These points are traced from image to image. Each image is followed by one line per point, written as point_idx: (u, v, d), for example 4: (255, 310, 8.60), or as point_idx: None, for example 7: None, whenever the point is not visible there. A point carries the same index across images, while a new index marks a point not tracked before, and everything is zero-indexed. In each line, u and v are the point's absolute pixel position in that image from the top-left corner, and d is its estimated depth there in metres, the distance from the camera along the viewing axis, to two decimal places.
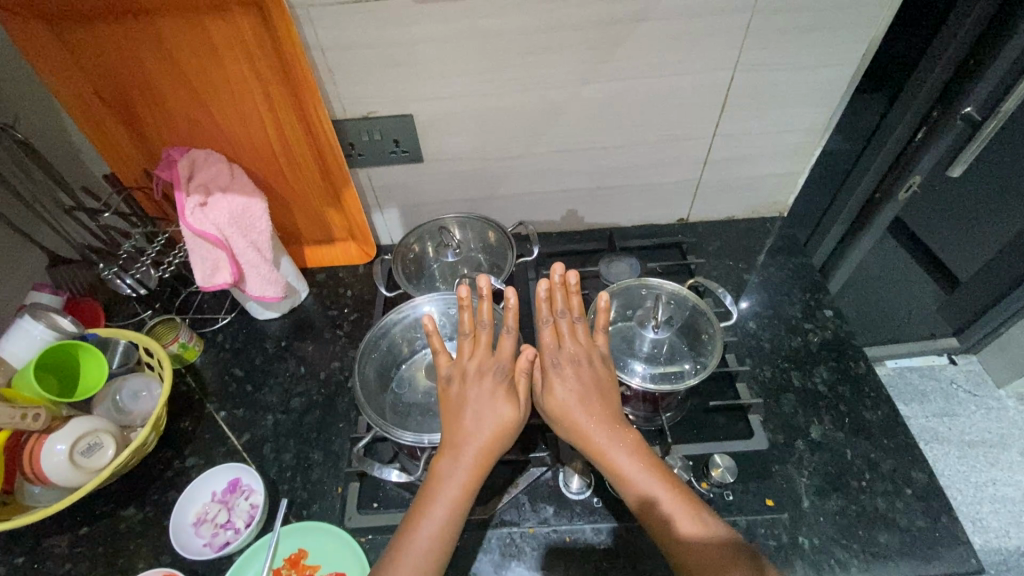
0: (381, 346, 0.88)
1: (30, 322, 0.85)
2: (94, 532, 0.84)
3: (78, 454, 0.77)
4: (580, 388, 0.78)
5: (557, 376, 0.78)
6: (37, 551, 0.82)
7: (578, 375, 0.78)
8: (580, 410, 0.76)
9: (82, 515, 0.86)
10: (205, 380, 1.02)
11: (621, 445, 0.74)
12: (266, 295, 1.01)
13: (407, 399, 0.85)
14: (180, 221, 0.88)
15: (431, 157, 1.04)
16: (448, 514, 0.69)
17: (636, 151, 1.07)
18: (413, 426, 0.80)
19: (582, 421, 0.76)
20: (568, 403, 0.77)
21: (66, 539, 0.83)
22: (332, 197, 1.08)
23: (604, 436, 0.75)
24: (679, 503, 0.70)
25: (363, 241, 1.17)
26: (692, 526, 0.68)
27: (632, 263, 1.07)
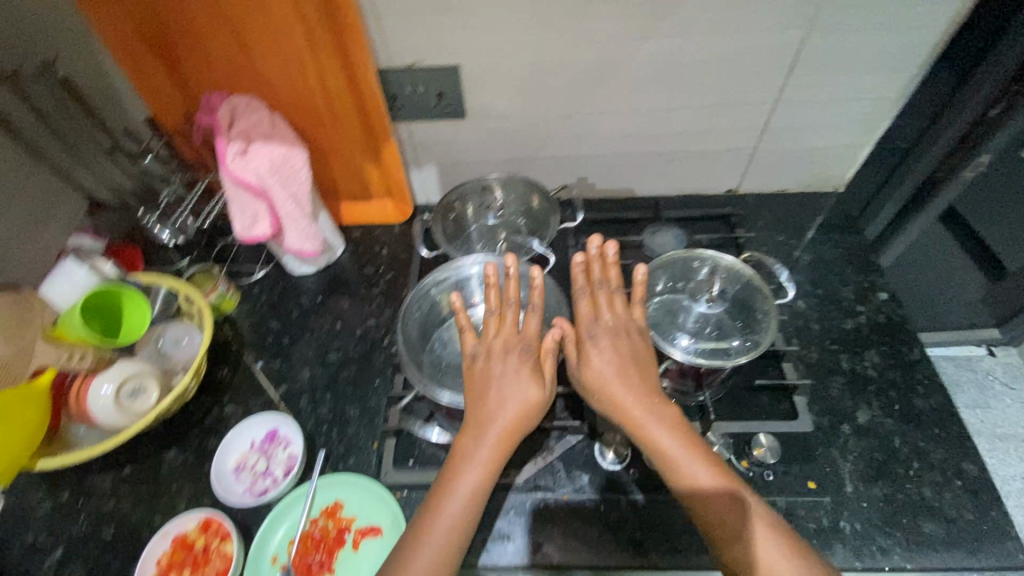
0: (421, 305, 0.87)
1: (74, 264, 0.85)
2: (137, 472, 0.86)
3: (123, 396, 0.78)
4: (618, 359, 0.75)
5: (591, 351, 0.75)
6: (84, 487, 0.85)
7: (611, 350, 0.75)
8: (615, 382, 0.73)
9: (125, 455, 0.88)
10: (242, 331, 1.02)
11: (657, 416, 0.71)
12: (304, 250, 1.00)
13: (447, 359, 0.84)
14: (222, 168, 0.87)
15: (475, 113, 1.00)
16: (475, 489, 0.67)
17: (690, 115, 1.01)
18: (451, 385, 0.79)
19: (619, 392, 0.72)
20: (603, 373, 0.74)
21: (110, 478, 0.86)
22: (372, 151, 1.05)
23: (639, 406, 0.71)
24: (718, 476, 0.66)
25: (400, 198, 1.14)
26: (730, 501, 0.64)
27: (677, 234, 1.04)
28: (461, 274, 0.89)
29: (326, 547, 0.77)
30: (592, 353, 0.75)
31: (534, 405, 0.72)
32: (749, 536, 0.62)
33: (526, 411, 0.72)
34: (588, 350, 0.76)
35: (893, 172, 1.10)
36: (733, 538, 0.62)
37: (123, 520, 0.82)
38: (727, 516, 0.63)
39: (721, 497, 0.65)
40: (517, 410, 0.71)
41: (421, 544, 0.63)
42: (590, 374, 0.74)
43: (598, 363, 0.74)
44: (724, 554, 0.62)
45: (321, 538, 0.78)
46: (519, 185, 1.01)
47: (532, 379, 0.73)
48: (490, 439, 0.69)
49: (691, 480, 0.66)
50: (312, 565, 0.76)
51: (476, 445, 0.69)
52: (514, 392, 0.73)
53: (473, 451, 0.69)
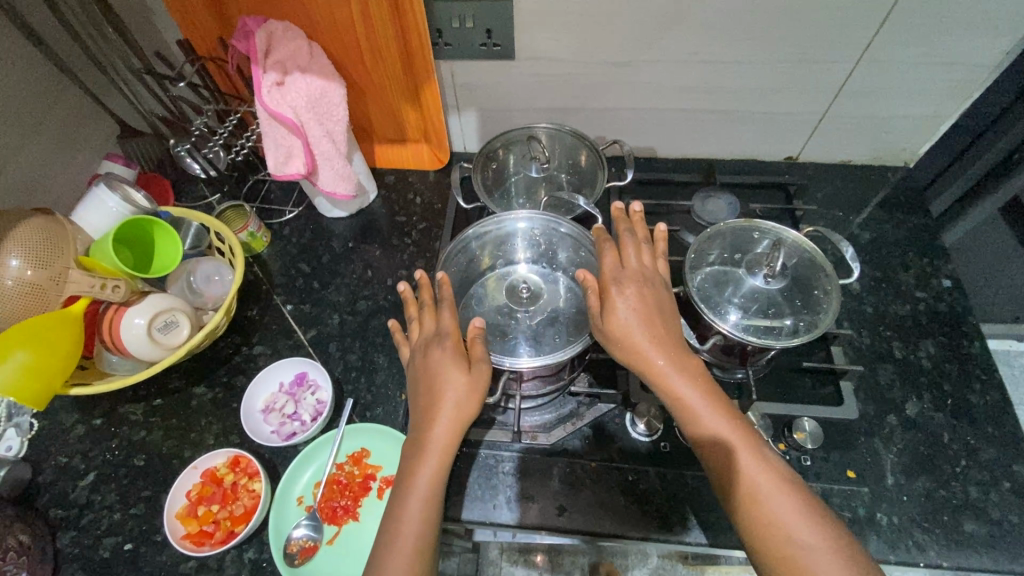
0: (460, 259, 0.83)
1: (105, 193, 0.83)
2: (167, 404, 0.87)
3: (156, 331, 0.77)
4: (642, 308, 0.68)
5: (617, 298, 0.68)
6: (115, 415, 0.86)
7: (635, 301, 0.68)
8: (640, 332, 0.66)
9: (156, 387, 0.88)
10: (272, 272, 1.00)
11: (682, 371, 0.65)
12: (337, 192, 0.96)
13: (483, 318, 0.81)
14: (257, 100, 0.82)
15: (525, 55, 0.93)
16: (428, 490, 0.62)
17: (759, 71, 0.92)
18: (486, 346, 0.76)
19: (644, 342, 0.66)
20: (629, 322, 0.67)
21: (141, 408, 0.87)
22: (411, 92, 0.99)
23: (664, 357, 0.65)
24: (742, 436, 0.62)
25: (437, 144, 1.09)
26: (754, 463, 0.61)
27: (732, 202, 0.96)
28: (504, 229, 0.84)
29: (351, 494, 0.78)
30: (618, 300, 0.68)
31: (467, 391, 0.65)
32: (770, 498, 0.59)
33: (458, 401, 0.64)
34: (617, 298, 0.68)
35: (960, 156, 1.01)
36: (753, 499, 0.59)
37: (154, 450, 0.83)
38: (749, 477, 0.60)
39: (744, 457, 0.61)
40: (452, 400, 0.64)
41: (391, 546, 0.60)
42: (614, 322, 0.67)
43: (626, 312, 0.67)
44: (740, 515, 0.60)
45: (347, 484, 0.78)
46: (567, 138, 0.95)
47: (457, 366, 0.66)
48: (432, 436, 0.64)
49: (714, 438, 0.62)
50: (337, 510, 0.76)
51: (422, 444, 0.64)
52: (442, 379, 0.66)
53: (419, 452, 0.64)
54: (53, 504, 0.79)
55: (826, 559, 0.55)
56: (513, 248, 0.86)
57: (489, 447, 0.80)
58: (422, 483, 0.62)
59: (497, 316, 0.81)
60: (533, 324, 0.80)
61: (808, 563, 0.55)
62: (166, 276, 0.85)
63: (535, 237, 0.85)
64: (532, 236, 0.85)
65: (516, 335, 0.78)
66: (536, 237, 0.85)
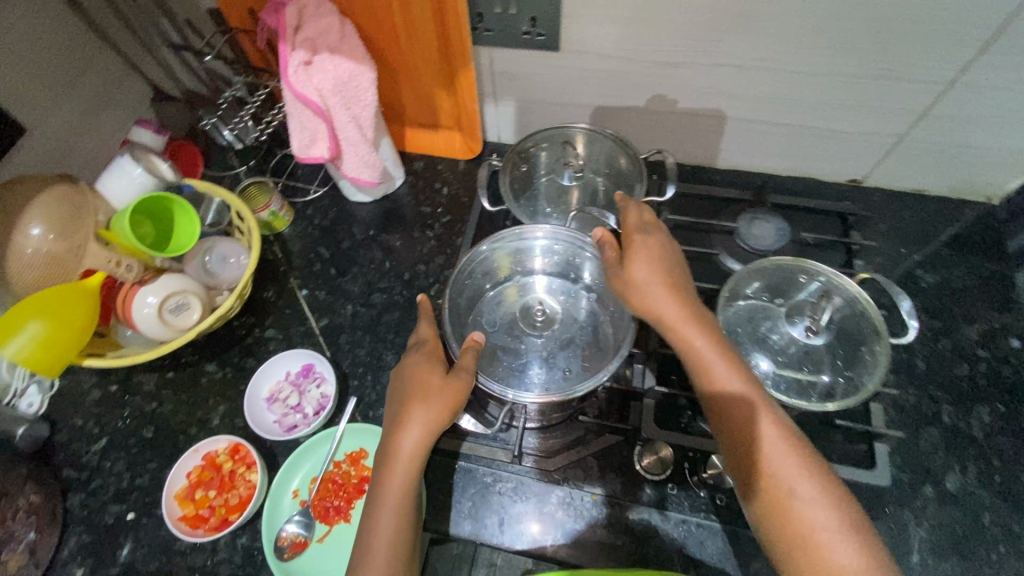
0: (475, 269, 0.79)
1: (129, 163, 0.81)
2: (179, 378, 0.88)
3: (167, 311, 0.78)
4: (660, 263, 0.68)
5: (638, 260, 0.68)
6: (130, 383, 0.88)
7: (653, 262, 0.68)
8: (660, 291, 0.67)
9: (170, 360, 0.89)
10: (291, 253, 0.99)
11: (701, 329, 0.65)
12: (361, 178, 0.93)
13: (496, 339, 0.77)
14: (282, 79, 0.78)
15: (570, 48, 0.85)
16: (393, 531, 0.60)
17: (832, 85, 0.82)
18: (496, 372, 0.71)
19: (659, 292, 0.66)
20: (650, 279, 0.67)
21: (155, 379, 0.88)
22: (445, 77, 0.93)
23: (682, 313, 0.65)
24: (756, 396, 0.62)
25: (470, 133, 1.03)
26: (767, 423, 0.60)
27: (780, 228, 0.86)
28: (525, 244, 0.79)
29: (345, 495, 0.77)
30: (639, 260, 0.68)
31: (427, 429, 0.61)
32: (781, 457, 0.59)
33: (418, 441, 0.61)
34: (637, 260, 0.68)
35: None
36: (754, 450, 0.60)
37: (162, 423, 0.85)
38: (761, 436, 0.60)
39: (758, 416, 0.60)
40: (413, 440, 0.61)
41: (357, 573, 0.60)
42: (634, 282, 0.67)
43: (648, 269, 0.68)
44: (748, 473, 0.60)
45: (342, 483, 0.78)
46: (607, 142, 0.88)
47: (423, 395, 0.63)
48: (392, 476, 0.61)
49: (728, 396, 0.62)
50: (329, 510, 0.76)
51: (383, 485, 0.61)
52: (401, 416, 0.62)
53: (379, 493, 0.61)
54: (67, 464, 0.82)
55: (829, 519, 0.56)
56: (534, 261, 0.82)
57: (488, 464, 0.78)
58: (385, 524, 0.60)
59: (509, 334, 0.77)
60: (547, 347, 0.76)
61: (802, 511, 0.56)
62: (183, 254, 0.85)
63: (558, 253, 0.80)
64: (555, 251, 0.80)
65: (527, 358, 0.75)
66: (559, 252, 0.80)
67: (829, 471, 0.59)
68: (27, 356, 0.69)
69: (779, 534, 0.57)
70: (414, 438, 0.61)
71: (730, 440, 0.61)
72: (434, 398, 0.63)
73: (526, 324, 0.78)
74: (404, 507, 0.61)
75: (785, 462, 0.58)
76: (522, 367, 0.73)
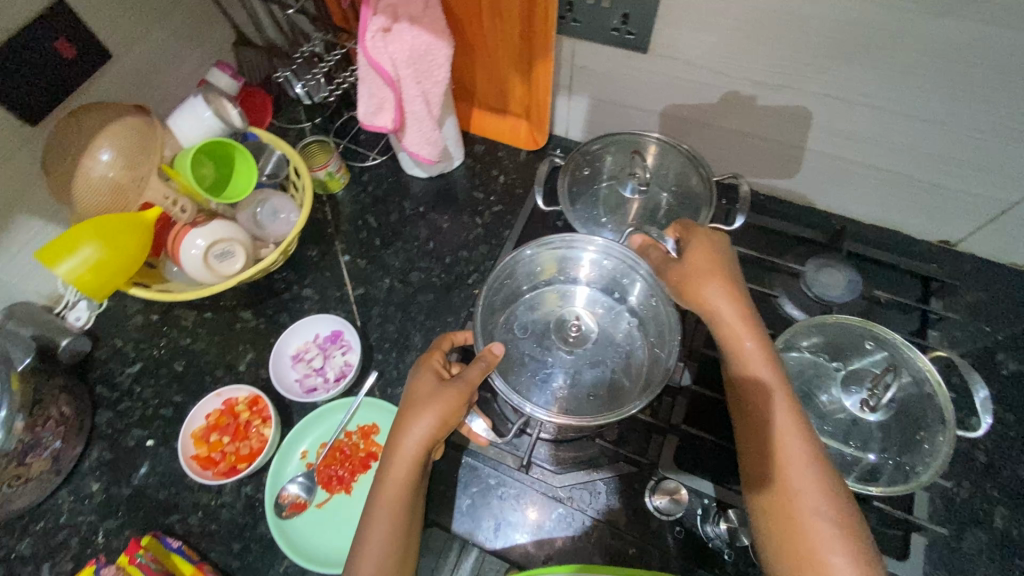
0: (515, 271, 0.76)
1: (201, 105, 0.82)
2: (216, 319, 0.90)
3: (212, 257, 0.79)
4: (720, 263, 0.66)
5: (694, 249, 0.68)
6: (170, 316, 0.91)
7: (707, 254, 0.67)
8: (708, 280, 0.65)
9: (210, 300, 0.92)
10: (340, 216, 0.99)
11: (743, 324, 0.63)
12: (420, 154, 0.92)
13: (522, 346, 0.74)
14: (359, 43, 0.77)
15: (658, 52, 0.80)
16: (387, 524, 0.61)
17: (945, 136, 0.73)
18: (515, 383, 0.69)
19: (716, 290, 0.65)
20: (706, 267, 0.66)
21: (194, 316, 0.91)
22: (523, 63, 0.89)
23: (724, 305, 0.64)
24: (784, 398, 0.60)
25: (537, 124, 0.99)
26: (787, 424, 0.59)
27: (852, 278, 0.79)
28: (573, 252, 0.76)
29: (350, 466, 0.77)
30: (697, 250, 0.67)
31: (421, 447, 0.60)
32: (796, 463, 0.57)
33: (413, 458, 0.60)
34: (692, 250, 0.68)
35: None
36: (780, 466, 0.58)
37: (193, 360, 0.88)
38: (777, 438, 0.58)
39: (782, 419, 0.59)
40: (410, 457, 0.60)
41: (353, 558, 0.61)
42: (683, 268, 0.67)
43: (701, 259, 0.67)
44: (766, 483, 0.58)
45: (349, 454, 0.78)
46: (680, 157, 0.82)
47: (416, 411, 0.61)
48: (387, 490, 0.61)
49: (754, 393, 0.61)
50: (332, 478, 0.77)
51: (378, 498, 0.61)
52: (400, 429, 0.61)
53: (374, 505, 0.61)
54: (102, 381, 0.86)
55: (839, 545, 0.54)
56: (578, 272, 0.78)
57: (494, 466, 0.76)
58: (379, 535, 0.60)
59: (541, 342, 0.74)
60: (577, 364, 0.73)
61: (815, 537, 0.54)
62: (237, 202, 0.86)
63: (606, 269, 0.77)
64: (602, 267, 0.77)
65: (555, 371, 0.72)
66: (605, 269, 0.77)
67: (857, 509, 0.56)
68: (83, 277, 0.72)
69: (784, 554, 0.55)
70: (408, 457, 0.60)
71: (747, 436, 0.61)
72: (431, 417, 0.60)
73: (560, 334, 0.75)
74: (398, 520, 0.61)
75: (810, 486, 0.56)
76: (549, 381, 0.70)
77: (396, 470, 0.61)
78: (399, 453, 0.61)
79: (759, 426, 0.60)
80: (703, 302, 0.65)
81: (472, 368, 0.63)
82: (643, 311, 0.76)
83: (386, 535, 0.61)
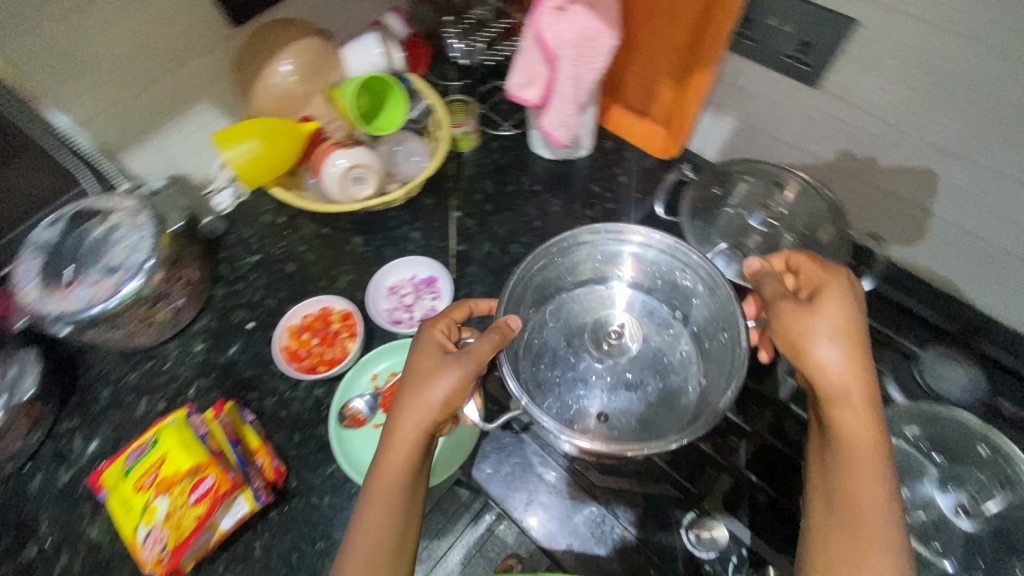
0: (566, 256, 0.75)
1: (373, 42, 0.91)
2: (331, 237, 0.99)
3: (349, 177, 0.87)
4: (841, 328, 0.58)
5: (827, 294, 0.60)
6: (294, 223, 1.00)
7: (841, 304, 0.60)
8: (828, 329, 0.58)
9: (330, 218, 1.00)
10: (461, 175, 1.03)
11: (862, 384, 0.57)
12: (551, 136, 0.93)
13: (550, 335, 0.77)
14: (533, 14, 0.80)
15: (829, 89, 0.77)
16: (382, 518, 0.60)
17: None
18: (535, 377, 0.72)
19: (832, 359, 0.57)
20: (834, 316, 0.59)
21: (313, 228, 1.00)
22: (681, 69, 0.88)
23: (845, 356, 0.57)
24: (885, 468, 0.55)
25: (674, 135, 0.97)
26: (879, 504, 0.53)
27: (976, 378, 0.76)
28: (621, 252, 0.75)
29: None
30: (828, 295, 0.60)
31: (423, 422, 0.60)
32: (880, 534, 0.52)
33: (416, 433, 0.61)
34: (823, 293, 0.61)
35: None
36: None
37: (302, 266, 0.96)
38: (867, 501, 0.53)
39: (879, 488, 0.54)
40: (412, 433, 0.61)
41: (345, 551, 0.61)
42: (806, 308, 0.60)
43: (831, 304, 0.59)
44: None
45: None
46: (819, 202, 0.79)
47: (426, 381, 0.61)
48: (389, 464, 0.61)
49: (852, 454, 0.55)
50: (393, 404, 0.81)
51: (379, 474, 0.61)
52: (401, 402, 0.62)
53: (369, 490, 0.61)
54: (225, 262, 0.97)
55: None
56: (626, 267, 0.78)
57: (541, 446, 0.78)
58: (372, 524, 0.60)
59: (578, 346, 0.77)
60: (609, 374, 0.75)
61: None
62: (380, 136, 0.95)
63: (660, 270, 0.76)
64: (659, 268, 0.76)
65: (581, 378, 0.74)
66: (663, 269, 0.75)
67: None
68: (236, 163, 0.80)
69: None
70: (414, 431, 0.61)
71: (829, 527, 0.54)
72: (440, 394, 0.60)
73: (598, 339, 0.77)
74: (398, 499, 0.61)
75: None
76: (570, 393, 0.73)
77: (397, 447, 0.61)
78: (399, 429, 0.61)
79: (849, 489, 0.55)
80: (819, 350, 0.58)
81: (482, 342, 0.62)
82: (702, 327, 0.75)
83: (387, 510, 0.60)
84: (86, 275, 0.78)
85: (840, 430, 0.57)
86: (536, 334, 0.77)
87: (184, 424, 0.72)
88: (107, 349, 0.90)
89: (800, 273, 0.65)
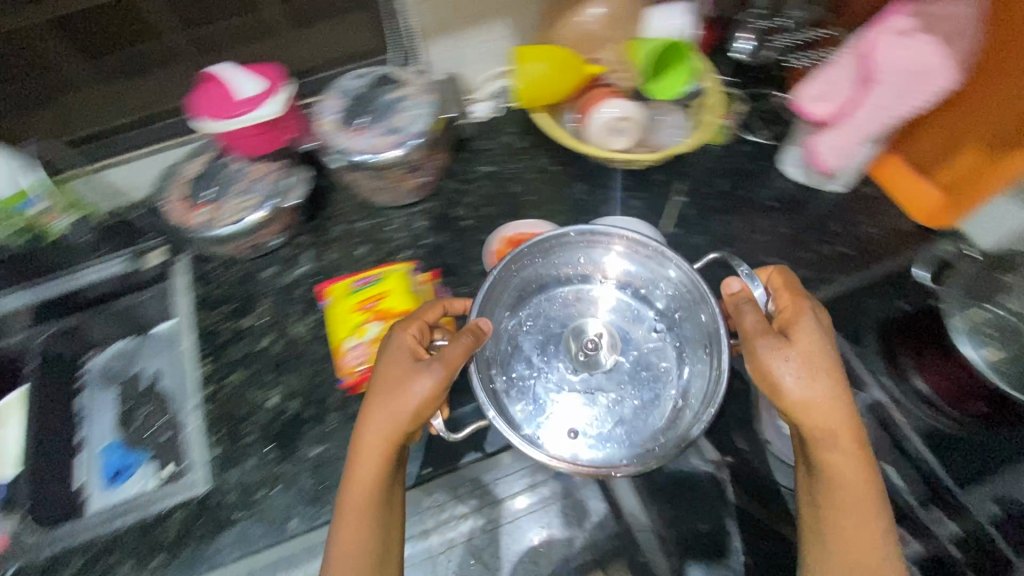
0: (549, 255, 0.81)
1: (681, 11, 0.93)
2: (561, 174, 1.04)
3: (614, 124, 0.92)
4: (806, 362, 0.64)
5: (807, 321, 0.66)
6: (530, 148, 1.07)
7: (809, 330, 0.66)
8: (798, 368, 0.64)
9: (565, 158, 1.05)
10: (701, 163, 1.02)
11: (845, 403, 0.63)
12: (816, 156, 0.91)
13: (521, 338, 0.80)
14: (872, 30, 0.80)
15: None
16: (354, 533, 0.66)
17: None
18: (501, 372, 0.76)
19: (806, 391, 0.63)
20: (809, 344, 0.65)
21: (545, 161, 1.06)
22: (1004, 137, 0.77)
23: (816, 387, 0.63)
24: (867, 477, 0.63)
25: (957, 205, 0.86)
26: (870, 513, 0.63)
27: None
28: (598, 257, 0.82)
29: None
30: (807, 322, 0.66)
31: (411, 415, 0.67)
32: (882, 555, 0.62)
33: (392, 425, 0.67)
34: (797, 326, 0.66)
35: None
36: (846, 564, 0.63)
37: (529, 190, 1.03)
38: (860, 525, 0.63)
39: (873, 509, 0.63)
40: (400, 414, 0.67)
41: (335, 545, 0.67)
42: (792, 347, 0.64)
43: (810, 341, 0.65)
44: None
45: None
46: None
47: (416, 377, 0.67)
48: (356, 483, 0.67)
49: (841, 478, 0.63)
50: None
51: (362, 463, 0.67)
52: (387, 391, 0.68)
53: (342, 505, 0.67)
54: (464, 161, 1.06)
55: None
56: (602, 270, 0.83)
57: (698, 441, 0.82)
58: (347, 532, 0.66)
59: (573, 346, 0.79)
60: (583, 385, 0.76)
61: None
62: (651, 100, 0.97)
63: (648, 271, 0.81)
64: (636, 272, 0.82)
65: (557, 386, 0.76)
66: (643, 275, 0.81)
67: None
68: (526, 76, 0.90)
69: None
70: (398, 424, 0.67)
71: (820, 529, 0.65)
72: (425, 386, 0.67)
73: (581, 339, 0.80)
74: (378, 492, 0.67)
75: None
76: (537, 392, 0.76)
77: (370, 459, 0.67)
78: (379, 405, 0.67)
79: (847, 514, 0.63)
80: (795, 390, 0.63)
81: (457, 344, 0.68)
82: (651, 347, 0.80)
83: (370, 491, 0.67)
84: (375, 127, 0.91)
85: (825, 462, 0.64)
86: (511, 337, 0.80)
87: (403, 275, 0.92)
88: (350, 195, 1.04)
89: (778, 296, 0.71)
